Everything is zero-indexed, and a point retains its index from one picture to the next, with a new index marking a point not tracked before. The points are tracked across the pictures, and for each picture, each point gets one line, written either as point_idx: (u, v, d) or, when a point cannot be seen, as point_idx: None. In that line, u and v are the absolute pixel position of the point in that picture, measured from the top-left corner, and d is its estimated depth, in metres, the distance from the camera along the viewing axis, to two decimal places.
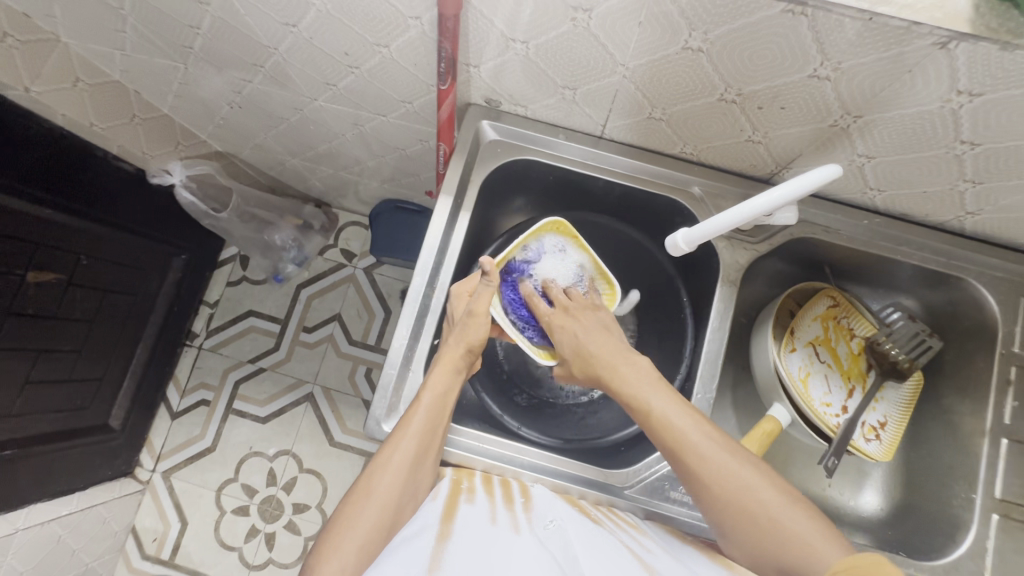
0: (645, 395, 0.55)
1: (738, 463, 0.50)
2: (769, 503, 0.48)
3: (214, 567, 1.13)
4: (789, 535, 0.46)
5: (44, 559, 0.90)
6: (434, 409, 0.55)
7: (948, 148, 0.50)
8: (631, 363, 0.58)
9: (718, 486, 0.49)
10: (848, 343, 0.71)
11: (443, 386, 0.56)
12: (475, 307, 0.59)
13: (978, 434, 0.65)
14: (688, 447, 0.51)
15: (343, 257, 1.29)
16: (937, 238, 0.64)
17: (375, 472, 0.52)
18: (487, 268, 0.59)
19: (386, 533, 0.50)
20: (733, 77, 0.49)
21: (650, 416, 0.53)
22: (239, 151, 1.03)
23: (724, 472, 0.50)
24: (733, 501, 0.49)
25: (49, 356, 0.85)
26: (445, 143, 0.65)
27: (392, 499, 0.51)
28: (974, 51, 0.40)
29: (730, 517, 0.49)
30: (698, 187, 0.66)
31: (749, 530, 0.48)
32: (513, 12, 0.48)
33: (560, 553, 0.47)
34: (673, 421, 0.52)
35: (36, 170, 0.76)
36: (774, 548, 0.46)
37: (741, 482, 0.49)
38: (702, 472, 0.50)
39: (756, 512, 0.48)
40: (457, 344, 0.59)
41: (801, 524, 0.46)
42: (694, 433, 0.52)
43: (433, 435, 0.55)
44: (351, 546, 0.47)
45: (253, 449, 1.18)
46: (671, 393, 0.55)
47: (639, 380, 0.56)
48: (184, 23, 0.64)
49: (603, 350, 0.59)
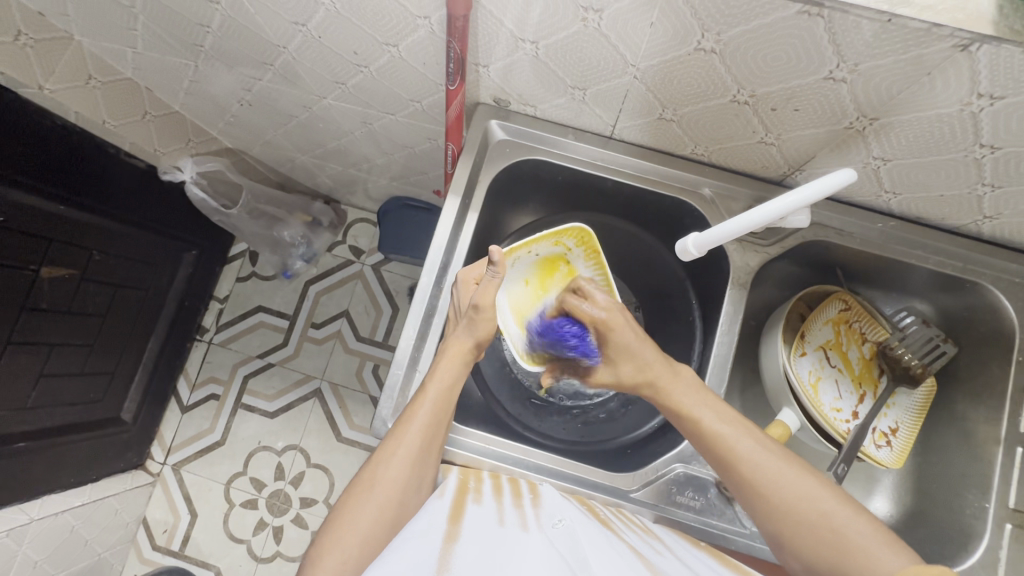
0: (692, 405, 0.55)
1: (792, 470, 0.51)
2: (830, 511, 0.48)
3: (223, 559, 1.14)
4: (848, 539, 0.46)
5: (57, 549, 0.91)
6: (439, 402, 0.55)
7: (966, 152, 0.49)
8: (675, 373, 0.57)
9: (774, 496, 0.49)
10: (859, 347, 0.70)
11: (450, 379, 0.56)
12: (479, 300, 0.57)
13: (991, 441, 0.64)
14: (744, 457, 0.51)
15: (351, 253, 1.29)
16: (953, 243, 0.63)
17: (378, 465, 0.53)
18: (495, 259, 0.55)
19: (388, 528, 0.51)
20: (747, 79, 0.48)
21: (702, 428, 0.54)
22: (249, 148, 1.04)
23: (779, 480, 0.50)
24: (792, 510, 0.49)
25: (63, 350, 0.86)
26: (453, 143, 0.65)
27: (395, 494, 0.52)
28: (997, 54, 0.39)
29: (789, 526, 0.49)
30: (708, 188, 0.65)
31: (806, 535, 0.48)
32: (522, 12, 0.47)
33: (569, 553, 0.46)
34: (721, 430, 0.53)
35: (51, 167, 0.77)
36: (835, 551, 0.47)
37: (797, 491, 0.49)
38: (754, 479, 0.50)
39: (817, 520, 0.48)
40: (466, 337, 0.58)
41: (862, 527, 0.47)
42: (745, 441, 0.52)
43: (437, 430, 0.55)
44: (354, 539, 0.49)
45: (262, 443, 1.19)
46: (717, 401, 0.56)
47: (687, 393, 0.56)
48: (195, 22, 0.64)
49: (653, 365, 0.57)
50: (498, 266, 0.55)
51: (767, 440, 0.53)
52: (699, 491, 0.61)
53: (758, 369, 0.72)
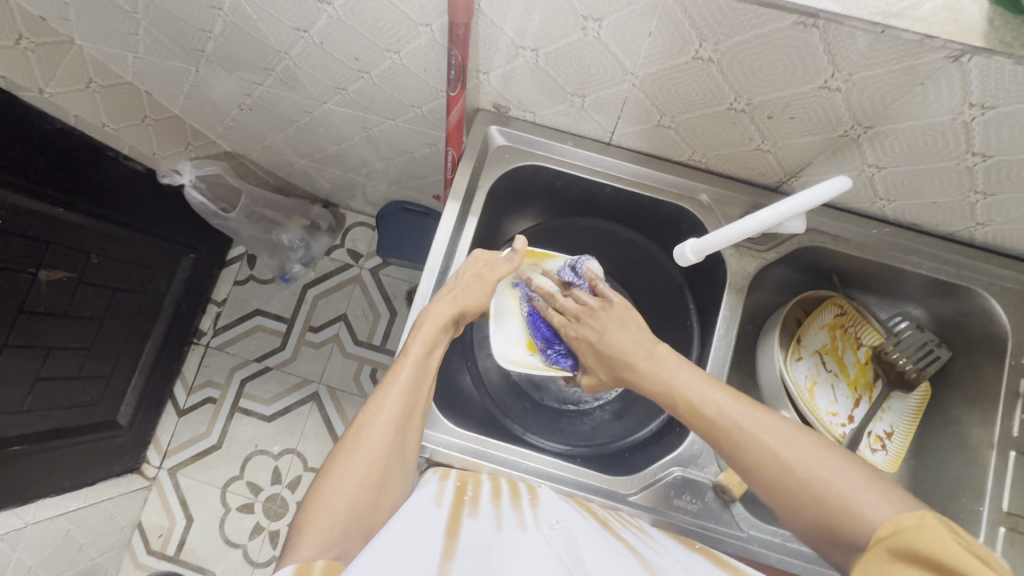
0: (672, 379, 0.54)
1: (776, 440, 0.48)
2: (814, 479, 0.45)
3: (218, 564, 1.13)
4: (839, 506, 0.43)
5: (52, 553, 0.91)
6: (420, 364, 0.56)
7: (959, 160, 0.50)
8: (653, 354, 0.57)
9: (758, 466, 0.47)
10: (855, 352, 0.71)
11: (429, 342, 0.57)
12: (485, 274, 0.61)
13: (985, 446, 0.64)
14: (726, 430, 0.50)
15: (350, 257, 1.29)
16: (945, 249, 0.64)
17: (360, 430, 0.52)
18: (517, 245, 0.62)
19: (374, 488, 0.50)
20: (743, 87, 0.49)
21: (681, 403, 0.53)
22: (248, 152, 1.04)
23: (761, 451, 0.47)
24: (781, 477, 0.46)
25: (60, 353, 0.86)
26: (453, 149, 0.64)
27: (381, 454, 0.51)
28: (988, 65, 0.40)
29: (782, 496, 0.46)
30: (705, 195, 0.66)
31: (797, 502, 0.45)
32: (522, 21, 0.48)
33: (567, 555, 0.46)
34: (701, 406, 0.51)
35: (48, 169, 0.77)
36: (824, 519, 0.43)
37: (779, 464, 0.46)
38: (740, 447, 0.49)
39: (802, 491, 0.45)
40: (452, 301, 0.59)
41: (851, 490, 0.43)
42: (730, 412, 0.50)
43: (419, 392, 0.55)
44: (340, 502, 0.48)
45: (259, 447, 1.19)
46: (698, 375, 0.54)
47: (663, 363, 0.56)
48: (197, 28, 0.64)
49: (628, 347, 0.59)
50: (519, 253, 0.62)
51: (757, 408, 0.50)
52: (696, 495, 0.61)
53: (754, 373, 0.73)
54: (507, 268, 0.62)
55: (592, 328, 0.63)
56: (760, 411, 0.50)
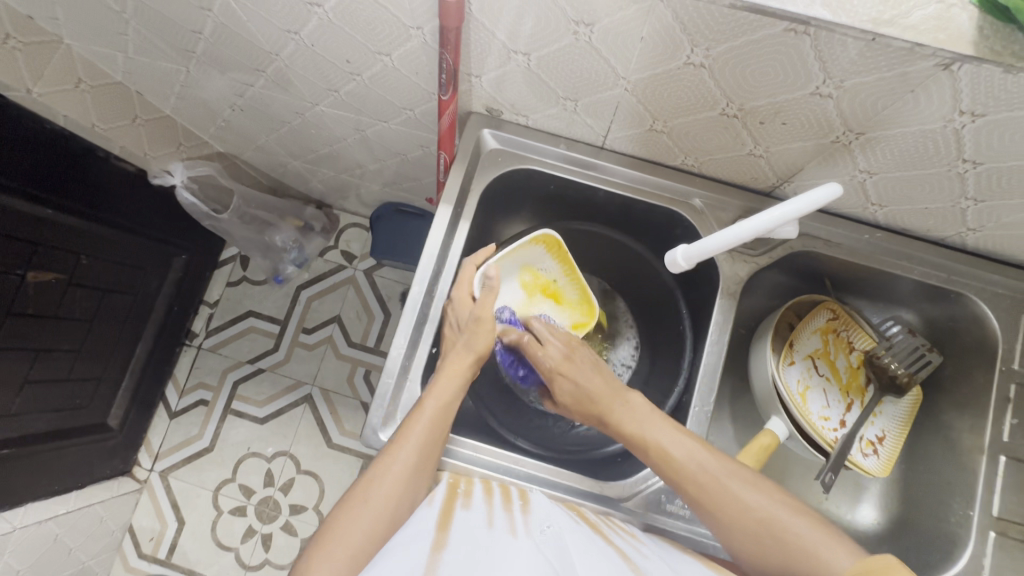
0: (645, 429, 0.55)
1: (739, 484, 0.52)
2: (773, 518, 0.49)
3: (210, 567, 1.13)
4: (795, 545, 0.48)
5: (41, 557, 0.90)
6: (435, 419, 0.55)
7: (949, 166, 0.50)
8: (626, 402, 0.58)
9: (724, 512, 0.51)
10: (847, 356, 0.71)
11: (449, 395, 0.56)
12: (480, 313, 0.60)
13: (976, 451, 0.65)
14: (693, 474, 0.52)
15: (343, 258, 1.29)
16: (937, 254, 0.64)
17: (371, 482, 0.52)
18: (491, 273, 0.62)
19: (380, 543, 0.49)
20: (735, 93, 0.49)
21: (651, 448, 0.54)
22: (241, 153, 1.03)
23: (728, 496, 0.51)
24: (744, 522, 0.50)
25: (48, 356, 0.85)
26: (446, 152, 0.65)
27: (389, 505, 0.51)
28: (978, 73, 0.40)
29: (746, 539, 0.50)
30: (698, 199, 0.66)
31: (757, 544, 0.49)
32: (514, 25, 0.48)
33: (558, 554, 0.47)
34: (672, 452, 0.53)
35: (37, 170, 0.76)
36: (785, 561, 0.48)
37: (743, 506, 0.50)
38: (705, 494, 0.52)
39: (763, 529, 0.49)
40: (466, 351, 0.59)
41: (807, 533, 0.48)
42: (698, 458, 0.53)
43: (433, 445, 0.55)
44: (342, 554, 0.47)
45: (251, 449, 1.18)
46: (669, 423, 0.56)
47: (636, 416, 0.57)
48: (187, 28, 0.64)
49: (603, 391, 0.59)
50: (493, 281, 0.62)
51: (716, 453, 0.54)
52: (687, 500, 0.61)
53: (747, 378, 0.73)
54: (492, 300, 0.61)
55: (574, 369, 0.61)
56: (724, 459, 0.53)
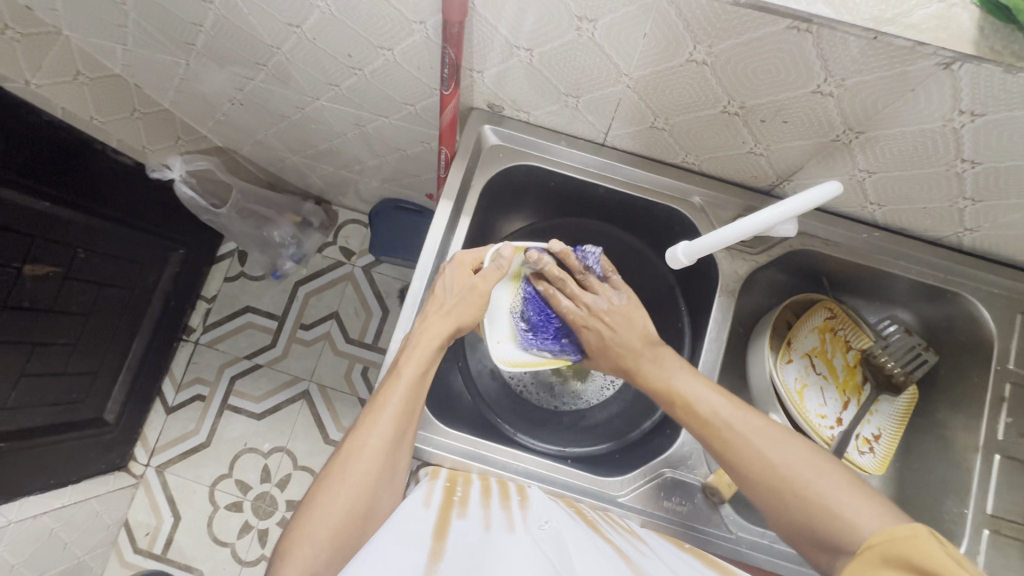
0: (672, 378, 0.58)
1: (762, 441, 0.52)
2: (796, 477, 0.50)
3: (206, 563, 1.13)
4: (822, 502, 0.48)
5: (36, 551, 0.90)
6: (412, 384, 0.54)
7: (948, 166, 0.50)
8: (655, 356, 0.60)
9: (745, 468, 0.52)
10: (844, 355, 0.71)
11: (424, 363, 0.55)
12: (478, 283, 0.58)
13: (970, 449, 0.65)
14: (717, 431, 0.54)
15: (342, 255, 1.29)
16: (934, 254, 0.65)
17: (350, 456, 0.52)
18: (505, 253, 0.60)
19: (359, 519, 0.50)
20: (735, 91, 0.49)
21: (677, 399, 0.57)
22: (240, 147, 1.03)
23: (747, 450, 0.52)
24: (767, 480, 0.50)
25: (45, 350, 0.85)
26: (446, 148, 0.64)
27: (368, 484, 0.51)
28: (978, 72, 0.40)
29: (771, 496, 0.50)
30: (698, 197, 0.66)
31: (780, 504, 0.50)
32: (517, 19, 0.48)
33: (554, 554, 0.46)
34: (697, 408, 0.55)
35: (35, 163, 0.76)
36: (804, 514, 0.48)
37: (764, 461, 0.51)
38: (727, 450, 0.53)
39: (783, 487, 0.49)
40: (444, 319, 0.57)
41: (832, 490, 0.48)
42: (723, 414, 0.54)
43: (410, 416, 0.54)
44: (322, 532, 0.48)
45: (248, 445, 1.18)
46: (697, 378, 0.58)
47: (664, 370, 0.59)
48: (187, 21, 0.64)
49: (630, 346, 0.61)
50: (506, 260, 0.59)
51: (750, 412, 0.55)
52: (685, 497, 0.61)
53: (744, 375, 0.73)
54: (497, 275, 0.59)
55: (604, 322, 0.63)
56: (750, 414, 0.55)
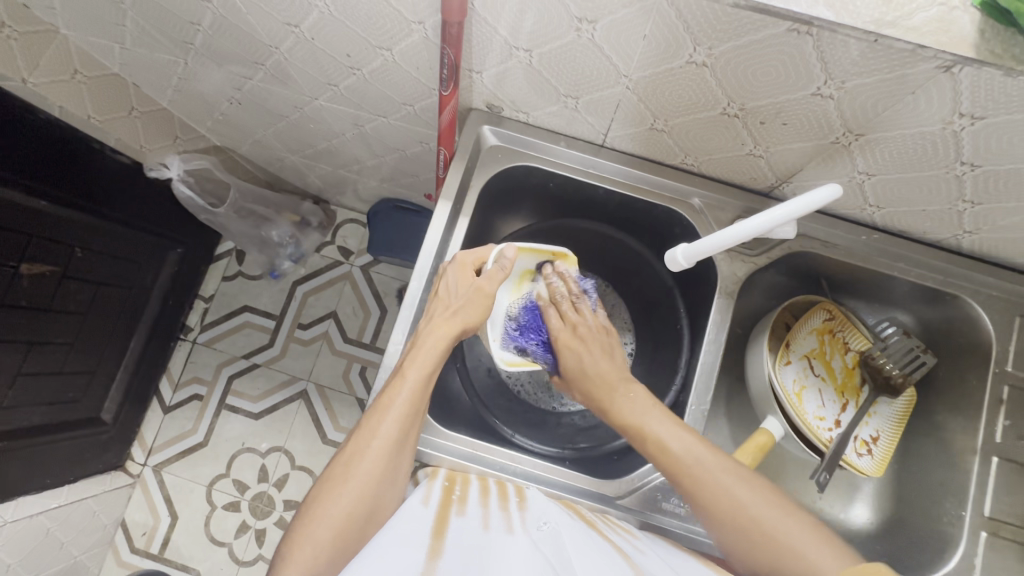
0: (644, 416, 0.57)
1: (733, 480, 0.52)
2: (762, 518, 0.50)
3: (203, 563, 1.12)
4: (786, 545, 0.48)
5: (32, 551, 0.89)
6: (418, 386, 0.54)
7: (947, 169, 0.50)
8: (628, 392, 0.59)
9: (713, 508, 0.52)
10: (842, 357, 0.71)
11: (431, 364, 0.55)
12: (483, 284, 0.58)
13: (968, 451, 0.66)
14: (687, 468, 0.53)
15: (340, 254, 1.28)
16: (933, 256, 0.65)
17: (355, 456, 0.51)
18: (507, 254, 0.59)
19: (362, 521, 0.50)
20: (735, 93, 0.49)
21: (649, 440, 0.55)
22: (238, 146, 1.03)
23: (716, 492, 0.52)
24: (733, 522, 0.51)
25: (42, 349, 0.85)
26: (445, 148, 0.65)
27: (370, 486, 0.50)
28: (978, 75, 0.40)
29: (737, 535, 0.51)
30: (697, 199, 0.66)
31: (745, 545, 0.50)
32: (517, 19, 0.47)
33: (554, 554, 0.46)
34: (670, 445, 0.54)
35: (32, 161, 0.75)
36: (766, 556, 0.49)
37: (733, 501, 0.51)
38: (696, 490, 0.52)
39: (750, 527, 0.50)
40: (451, 318, 0.57)
41: (796, 533, 0.49)
42: (695, 451, 0.54)
43: (415, 417, 0.54)
44: (324, 533, 0.48)
45: (245, 445, 1.18)
46: (669, 416, 0.57)
47: (637, 407, 0.57)
48: (185, 19, 0.63)
49: (605, 377, 0.60)
50: (508, 262, 0.59)
51: (717, 451, 0.54)
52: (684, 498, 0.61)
53: (743, 377, 0.73)
54: (500, 277, 0.59)
55: (581, 346, 0.62)
56: (718, 452, 0.54)
